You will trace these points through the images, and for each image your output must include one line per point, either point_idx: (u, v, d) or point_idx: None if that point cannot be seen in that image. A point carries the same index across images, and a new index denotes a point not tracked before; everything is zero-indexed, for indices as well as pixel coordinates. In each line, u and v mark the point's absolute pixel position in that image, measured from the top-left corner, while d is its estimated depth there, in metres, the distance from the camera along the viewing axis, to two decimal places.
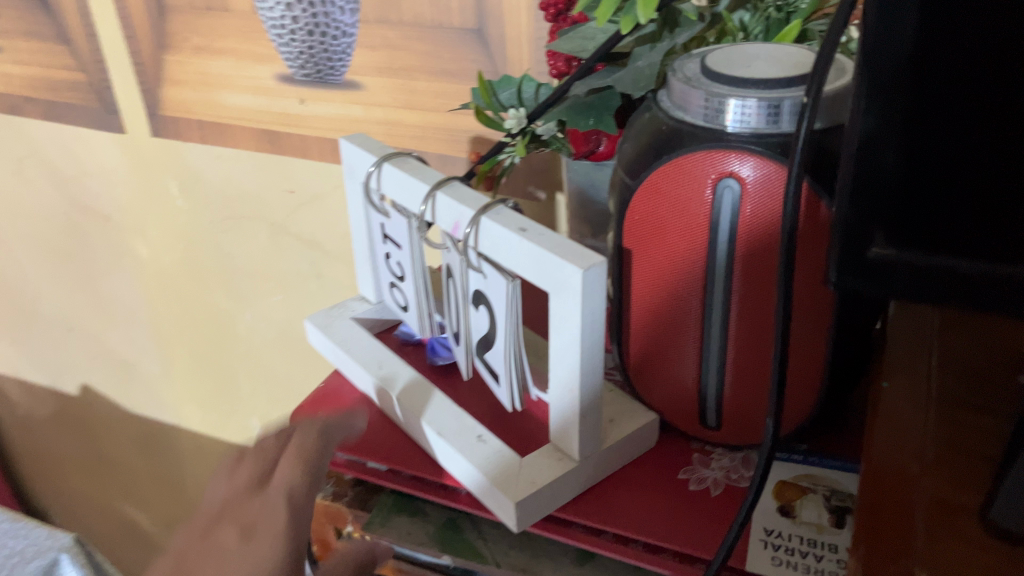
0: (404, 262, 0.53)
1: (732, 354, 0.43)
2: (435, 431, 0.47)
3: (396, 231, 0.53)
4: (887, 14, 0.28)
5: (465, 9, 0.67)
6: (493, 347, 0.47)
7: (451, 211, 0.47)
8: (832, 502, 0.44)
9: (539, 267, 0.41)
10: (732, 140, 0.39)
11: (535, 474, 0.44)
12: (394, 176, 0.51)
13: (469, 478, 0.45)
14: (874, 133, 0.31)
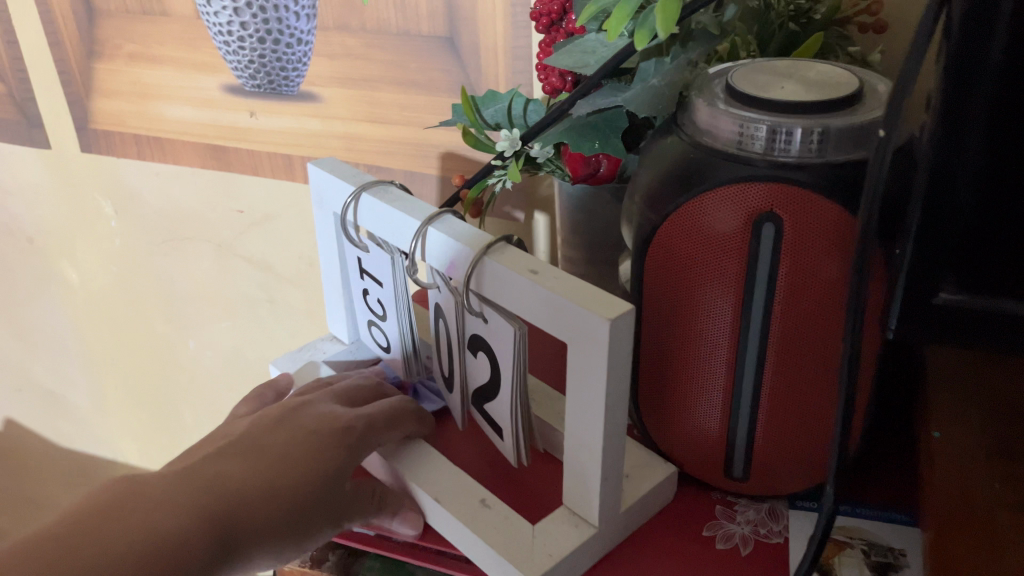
0: (386, 301, 0.48)
1: (766, 403, 0.39)
2: (431, 496, 0.42)
3: (375, 268, 0.48)
4: (970, 68, 0.28)
5: (435, 16, 0.62)
6: (496, 399, 0.42)
7: (445, 248, 0.41)
8: (872, 558, 0.40)
9: (553, 314, 0.35)
10: (772, 170, 0.35)
11: (552, 544, 0.39)
12: (375, 207, 0.45)
13: (475, 550, 0.40)
14: (949, 183, 0.30)
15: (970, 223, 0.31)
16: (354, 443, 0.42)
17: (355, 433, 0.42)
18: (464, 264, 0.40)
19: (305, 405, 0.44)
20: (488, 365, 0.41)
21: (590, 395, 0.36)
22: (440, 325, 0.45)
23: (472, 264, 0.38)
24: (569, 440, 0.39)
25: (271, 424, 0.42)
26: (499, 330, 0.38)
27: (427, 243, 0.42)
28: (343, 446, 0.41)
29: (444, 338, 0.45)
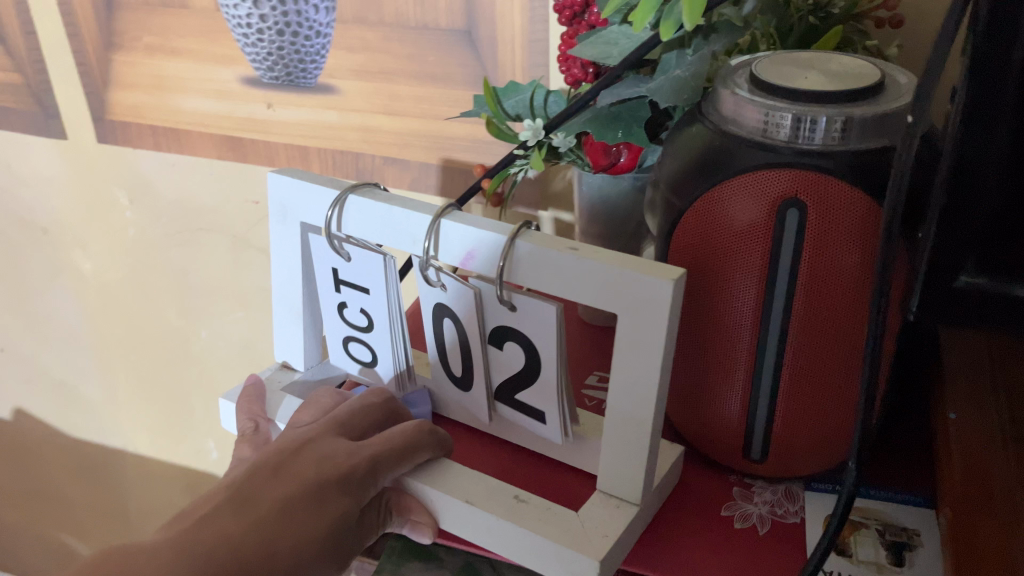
0: (374, 309, 0.44)
1: (786, 386, 0.41)
2: (462, 500, 0.41)
3: (357, 277, 0.44)
4: (996, 50, 0.29)
5: (453, 10, 0.63)
6: (533, 385, 0.41)
7: (463, 238, 0.39)
8: (887, 537, 0.42)
9: (603, 288, 0.36)
10: (797, 157, 0.36)
11: (605, 526, 0.39)
12: (363, 209, 0.42)
13: (516, 546, 0.40)
14: (974, 166, 0.31)
15: (993, 208, 0.31)
16: (366, 479, 0.39)
17: (361, 471, 0.39)
18: (488, 254, 0.38)
19: (309, 440, 0.40)
20: (520, 352, 0.40)
21: (638, 366, 0.37)
22: (443, 326, 0.42)
23: (505, 250, 0.37)
24: (614, 418, 0.39)
25: (275, 465, 0.39)
26: (530, 316, 0.38)
27: (439, 236, 0.40)
28: (353, 485, 0.39)
29: (450, 339, 0.43)
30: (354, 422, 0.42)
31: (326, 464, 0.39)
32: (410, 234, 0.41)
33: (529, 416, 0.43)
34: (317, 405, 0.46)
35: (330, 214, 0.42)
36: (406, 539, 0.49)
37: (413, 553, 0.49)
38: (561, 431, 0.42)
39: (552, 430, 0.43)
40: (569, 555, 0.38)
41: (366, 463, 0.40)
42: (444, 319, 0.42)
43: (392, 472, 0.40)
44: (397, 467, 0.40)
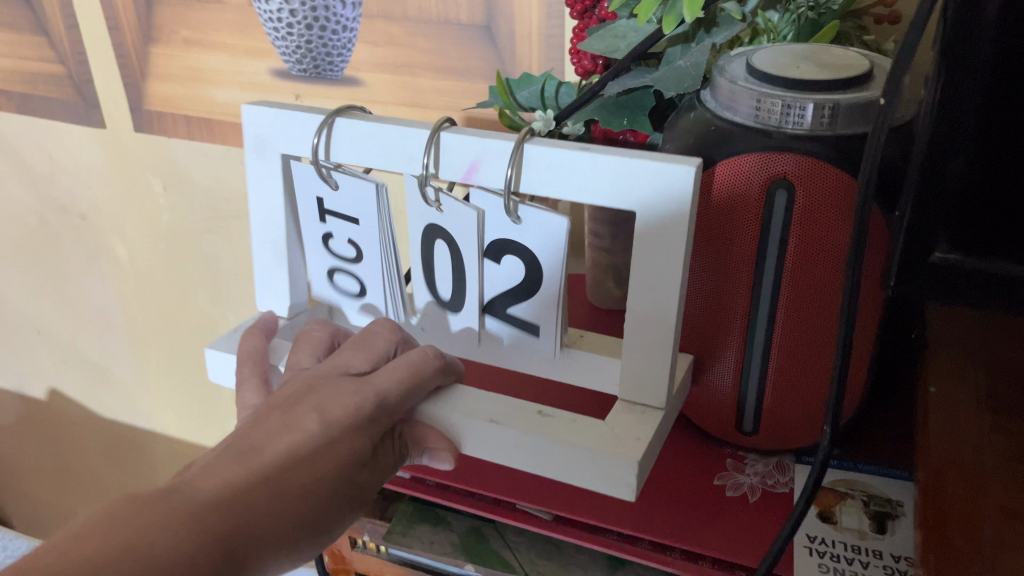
0: (363, 240, 0.43)
1: (775, 359, 0.43)
2: (486, 419, 0.38)
3: (344, 206, 0.43)
4: (967, 37, 0.31)
5: (474, 6, 0.66)
6: (528, 299, 0.40)
7: (466, 150, 0.38)
8: (871, 507, 0.44)
9: (619, 185, 0.36)
10: (786, 142, 0.38)
11: (637, 431, 0.38)
12: (353, 132, 0.41)
13: (545, 462, 0.38)
14: (946, 144, 0.33)
15: (964, 187, 0.34)
16: (375, 416, 0.37)
17: (370, 406, 0.37)
18: (491, 165, 0.38)
19: (312, 384, 0.38)
20: (519, 262, 0.39)
21: (655, 266, 0.36)
22: (437, 247, 0.42)
23: (513, 159, 0.37)
24: (633, 320, 0.38)
25: (273, 416, 0.36)
26: (537, 226, 0.37)
27: (439, 150, 0.39)
28: (363, 424, 0.36)
29: (445, 260, 0.42)
30: (356, 358, 0.39)
31: (331, 407, 0.36)
32: (405, 153, 0.40)
33: (526, 333, 0.42)
34: (309, 340, 0.42)
35: (318, 137, 0.41)
36: (417, 504, 0.52)
37: (421, 517, 0.52)
38: (552, 347, 0.41)
39: (544, 346, 0.41)
40: (606, 461, 0.36)
41: (373, 397, 0.37)
42: (437, 240, 0.41)
43: (401, 407, 0.38)
44: (405, 399, 0.38)
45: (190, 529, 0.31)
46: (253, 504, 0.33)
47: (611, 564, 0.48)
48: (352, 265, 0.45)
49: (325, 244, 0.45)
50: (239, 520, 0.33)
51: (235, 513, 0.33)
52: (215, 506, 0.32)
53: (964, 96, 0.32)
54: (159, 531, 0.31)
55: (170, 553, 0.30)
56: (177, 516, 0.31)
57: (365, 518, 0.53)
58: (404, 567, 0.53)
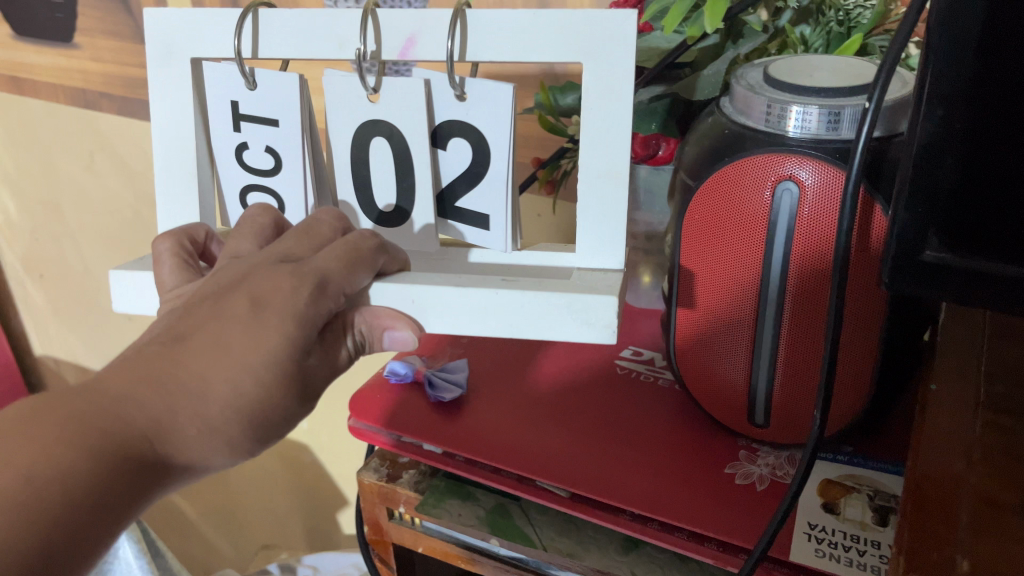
0: (285, 144, 0.47)
1: (782, 354, 0.45)
2: (456, 283, 0.42)
3: (265, 109, 0.46)
4: (952, 39, 0.33)
5: (531, 19, 0.70)
6: (479, 186, 0.45)
7: (403, 24, 0.43)
8: (876, 501, 0.45)
9: (560, 45, 0.41)
10: (792, 146, 0.41)
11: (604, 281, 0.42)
12: (281, 21, 0.45)
13: (521, 318, 0.41)
14: (935, 145, 0.35)
15: (952, 187, 0.35)
16: (317, 298, 0.39)
17: (311, 284, 0.39)
18: (431, 36, 0.42)
19: (248, 272, 0.40)
20: (465, 146, 0.44)
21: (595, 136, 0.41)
22: (375, 146, 0.45)
23: (454, 20, 0.41)
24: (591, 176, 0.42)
25: (203, 308, 0.39)
26: (483, 98, 0.42)
27: (377, 26, 0.43)
28: (304, 305, 0.38)
29: (385, 159, 0.45)
30: (298, 246, 0.41)
31: (263, 289, 0.38)
32: (337, 36, 0.44)
33: (476, 227, 0.46)
34: (252, 226, 0.44)
35: (243, 24, 0.44)
36: (449, 480, 0.56)
37: (452, 492, 0.55)
38: (505, 241, 0.46)
39: (496, 240, 0.46)
40: (586, 305, 0.40)
41: (312, 278, 0.39)
42: (375, 137, 0.45)
43: (345, 285, 0.40)
44: (350, 278, 0.40)
45: (91, 451, 0.34)
46: (175, 411, 0.36)
47: (625, 545, 0.50)
48: (269, 177, 0.48)
49: (239, 155, 0.49)
50: (154, 430, 0.36)
51: (147, 426, 0.35)
52: (125, 420, 0.35)
53: (950, 101, 0.34)
54: (65, 452, 0.33)
55: (73, 474, 0.33)
56: (79, 437, 0.34)
57: (400, 490, 0.56)
58: (438, 539, 0.56)
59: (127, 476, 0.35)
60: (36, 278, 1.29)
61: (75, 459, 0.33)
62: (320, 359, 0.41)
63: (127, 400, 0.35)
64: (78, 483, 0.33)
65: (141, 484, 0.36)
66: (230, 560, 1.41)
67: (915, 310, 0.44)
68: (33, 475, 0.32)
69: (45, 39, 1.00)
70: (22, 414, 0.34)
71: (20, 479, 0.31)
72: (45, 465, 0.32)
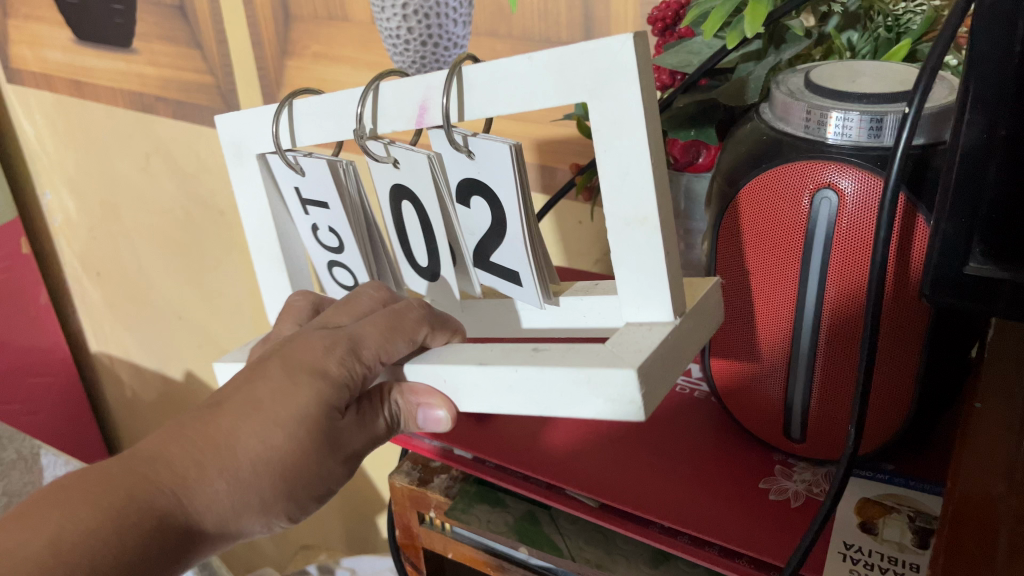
0: (335, 222, 0.46)
1: (819, 366, 0.43)
2: (477, 361, 0.38)
3: (315, 190, 0.46)
4: (995, 40, 0.31)
5: (573, 24, 0.69)
6: (501, 246, 0.40)
7: (406, 94, 0.40)
8: (917, 523, 0.44)
9: (560, 80, 0.34)
10: (833, 152, 0.39)
11: (638, 343, 0.35)
12: (309, 109, 0.45)
13: (549, 396, 0.36)
14: (978, 152, 0.33)
15: (997, 197, 0.33)
16: (349, 362, 0.41)
17: (343, 348, 0.41)
18: (432, 102, 0.39)
19: (285, 341, 0.43)
20: (484, 207, 0.39)
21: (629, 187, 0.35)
22: (404, 209, 0.44)
23: (448, 78, 0.37)
24: (621, 219, 0.36)
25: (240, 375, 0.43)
26: (489, 156, 0.37)
27: (378, 100, 0.41)
28: (333, 368, 0.41)
29: (412, 221, 0.44)
30: (334, 316, 0.44)
31: (298, 357, 0.41)
32: (347, 115, 0.43)
33: (508, 281, 0.42)
34: (293, 310, 0.48)
35: (277, 118, 0.45)
36: (479, 486, 0.56)
37: (481, 498, 0.55)
38: (536, 296, 0.41)
39: (528, 295, 0.41)
40: (603, 377, 0.34)
41: (344, 342, 0.41)
42: (403, 200, 0.43)
43: (381, 355, 0.41)
44: (384, 347, 0.41)
45: (114, 512, 0.38)
46: (204, 467, 0.40)
47: (654, 558, 0.49)
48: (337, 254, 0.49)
49: (314, 234, 0.50)
50: (180, 488, 0.40)
51: (171, 482, 0.40)
52: (153, 480, 0.40)
53: (993, 107, 0.32)
54: (89, 517, 0.38)
55: (96, 532, 0.37)
56: (103, 500, 0.38)
57: (430, 494, 0.56)
58: (466, 545, 0.56)
59: (152, 534, 0.39)
60: (93, 276, 1.33)
61: (99, 519, 0.38)
62: (356, 436, 0.43)
63: (155, 461, 0.40)
64: (98, 540, 0.37)
65: (165, 540, 0.40)
66: (271, 559, 1.43)
67: (961, 326, 0.42)
68: (59, 535, 0.37)
69: (106, 44, 1.03)
70: (58, 483, 0.40)
71: (46, 543, 0.37)
72: (69, 526, 0.37)
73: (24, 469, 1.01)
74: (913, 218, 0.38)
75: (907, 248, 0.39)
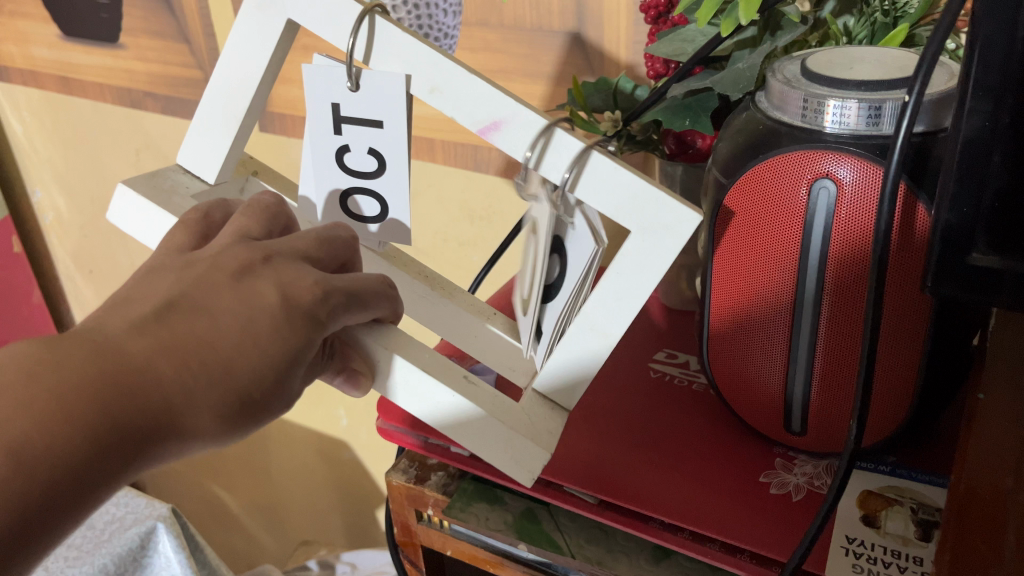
0: (386, 148, 0.43)
1: (820, 359, 0.43)
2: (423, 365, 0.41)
3: (368, 110, 0.42)
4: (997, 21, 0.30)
5: (565, 13, 0.68)
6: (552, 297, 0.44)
7: (488, 105, 0.39)
8: (919, 515, 0.43)
9: (632, 202, 0.38)
10: (830, 141, 0.39)
11: (547, 423, 0.43)
12: (391, 40, 0.40)
13: (467, 431, 0.42)
14: (979, 139, 0.32)
15: (1000, 185, 0.32)
16: (338, 310, 0.38)
17: (338, 301, 0.38)
18: (512, 129, 0.39)
19: (269, 253, 0.38)
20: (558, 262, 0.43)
21: (634, 280, 0.39)
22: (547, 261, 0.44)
23: (575, 163, 0.38)
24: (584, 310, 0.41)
25: None
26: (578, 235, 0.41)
27: (469, 89, 0.39)
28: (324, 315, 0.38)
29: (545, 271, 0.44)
30: (317, 253, 0.40)
31: (289, 280, 0.37)
32: (434, 83, 0.40)
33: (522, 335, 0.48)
34: (257, 211, 0.42)
35: (357, 32, 0.39)
36: (477, 484, 0.56)
37: (480, 496, 0.54)
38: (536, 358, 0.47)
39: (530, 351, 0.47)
40: (524, 447, 0.41)
41: (342, 293, 0.38)
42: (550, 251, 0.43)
43: (354, 315, 0.40)
44: (360, 315, 0.40)
45: (86, 433, 0.32)
46: (195, 396, 0.34)
47: (655, 553, 0.48)
48: (369, 179, 0.45)
49: (338, 156, 0.44)
50: (165, 415, 0.34)
51: (157, 407, 0.33)
52: (135, 400, 0.33)
53: (998, 93, 0.31)
54: (57, 425, 0.31)
55: (58, 458, 0.31)
56: (73, 414, 0.32)
57: (428, 493, 0.56)
58: (466, 543, 0.55)
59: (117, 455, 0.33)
60: (86, 274, 1.32)
61: (65, 435, 0.31)
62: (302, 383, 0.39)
63: (137, 372, 0.33)
64: (64, 468, 0.31)
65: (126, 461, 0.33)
66: (271, 555, 1.43)
67: (962, 316, 0.41)
68: (20, 447, 0.30)
69: (90, 40, 1.01)
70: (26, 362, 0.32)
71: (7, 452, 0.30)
72: (33, 437, 0.31)
73: None
74: (913, 208, 0.38)
75: (909, 240, 0.38)
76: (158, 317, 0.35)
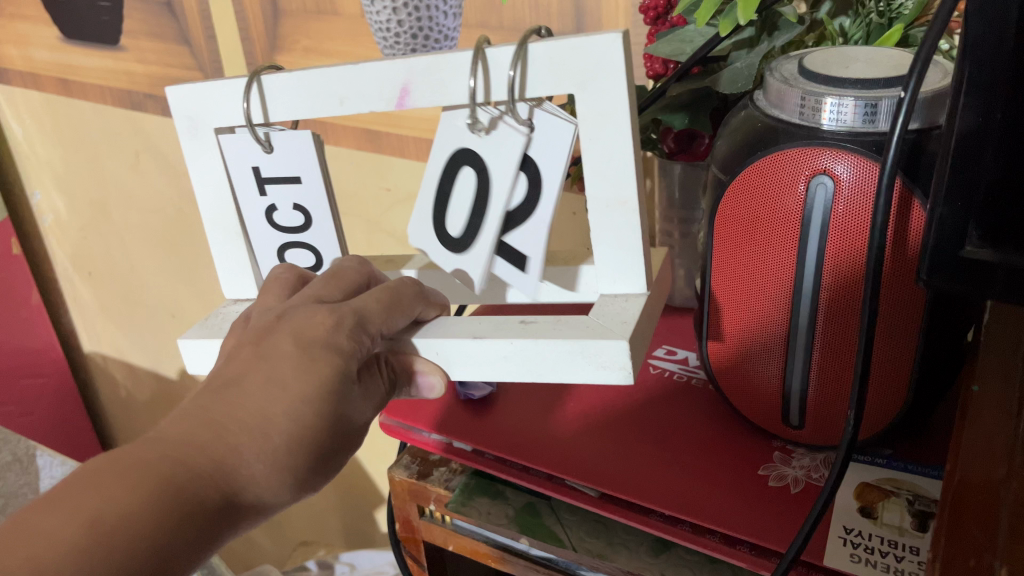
0: (310, 197, 0.48)
1: (818, 352, 0.43)
2: (472, 335, 0.43)
3: (285, 167, 0.47)
4: (989, 18, 0.31)
5: (563, 15, 0.69)
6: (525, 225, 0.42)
7: (390, 81, 0.43)
8: (916, 506, 0.44)
9: (560, 67, 0.39)
10: (827, 138, 0.40)
11: (622, 315, 0.42)
12: (283, 85, 0.45)
13: (543, 366, 0.42)
14: (973, 134, 0.33)
15: (993, 180, 0.33)
16: (355, 333, 0.40)
17: (349, 322, 0.40)
18: (424, 86, 0.42)
19: (282, 314, 0.41)
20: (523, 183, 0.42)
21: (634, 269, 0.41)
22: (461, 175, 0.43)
23: (517, 57, 0.39)
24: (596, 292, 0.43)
25: (252, 352, 0.40)
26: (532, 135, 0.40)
27: (368, 88, 0.43)
28: (344, 342, 0.40)
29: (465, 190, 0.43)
30: (328, 290, 0.43)
31: (303, 326, 0.40)
32: (341, 94, 0.44)
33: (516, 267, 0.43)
34: (279, 281, 0.46)
35: (248, 97, 0.45)
36: (478, 479, 0.56)
37: (482, 491, 0.55)
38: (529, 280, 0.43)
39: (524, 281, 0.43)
40: (596, 350, 0.40)
41: (351, 316, 0.41)
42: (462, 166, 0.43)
43: (382, 326, 0.42)
44: (387, 319, 0.42)
45: (154, 501, 0.34)
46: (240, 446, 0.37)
47: (655, 546, 0.49)
48: (301, 232, 0.49)
49: (270, 217, 0.50)
50: (220, 472, 0.37)
51: (210, 466, 0.36)
52: (190, 465, 0.36)
53: (991, 90, 0.32)
54: (128, 499, 0.34)
55: (135, 527, 0.33)
56: (143, 489, 0.34)
57: (430, 488, 0.56)
58: (468, 538, 0.56)
59: (191, 527, 0.35)
60: (85, 276, 1.32)
61: (137, 506, 0.34)
62: (368, 400, 0.42)
63: (186, 445, 0.36)
64: (144, 540, 0.33)
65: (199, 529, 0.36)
66: (271, 556, 1.44)
67: (957, 310, 0.42)
68: (97, 523, 0.33)
69: (91, 42, 1.02)
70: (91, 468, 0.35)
71: (83, 527, 0.32)
72: (108, 513, 0.33)
73: (20, 470, 1.01)
74: (908, 203, 0.38)
75: (905, 233, 0.39)
76: (196, 402, 0.39)
